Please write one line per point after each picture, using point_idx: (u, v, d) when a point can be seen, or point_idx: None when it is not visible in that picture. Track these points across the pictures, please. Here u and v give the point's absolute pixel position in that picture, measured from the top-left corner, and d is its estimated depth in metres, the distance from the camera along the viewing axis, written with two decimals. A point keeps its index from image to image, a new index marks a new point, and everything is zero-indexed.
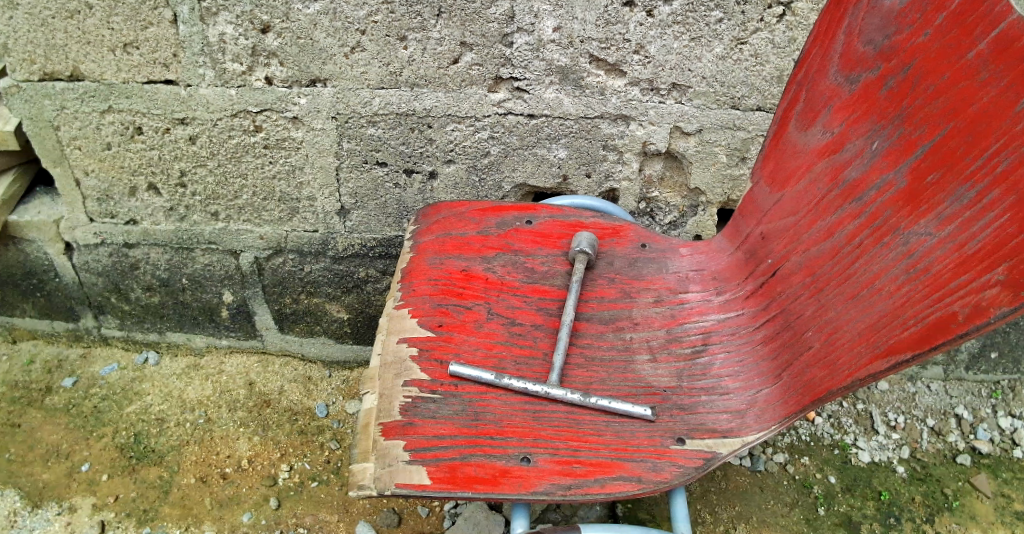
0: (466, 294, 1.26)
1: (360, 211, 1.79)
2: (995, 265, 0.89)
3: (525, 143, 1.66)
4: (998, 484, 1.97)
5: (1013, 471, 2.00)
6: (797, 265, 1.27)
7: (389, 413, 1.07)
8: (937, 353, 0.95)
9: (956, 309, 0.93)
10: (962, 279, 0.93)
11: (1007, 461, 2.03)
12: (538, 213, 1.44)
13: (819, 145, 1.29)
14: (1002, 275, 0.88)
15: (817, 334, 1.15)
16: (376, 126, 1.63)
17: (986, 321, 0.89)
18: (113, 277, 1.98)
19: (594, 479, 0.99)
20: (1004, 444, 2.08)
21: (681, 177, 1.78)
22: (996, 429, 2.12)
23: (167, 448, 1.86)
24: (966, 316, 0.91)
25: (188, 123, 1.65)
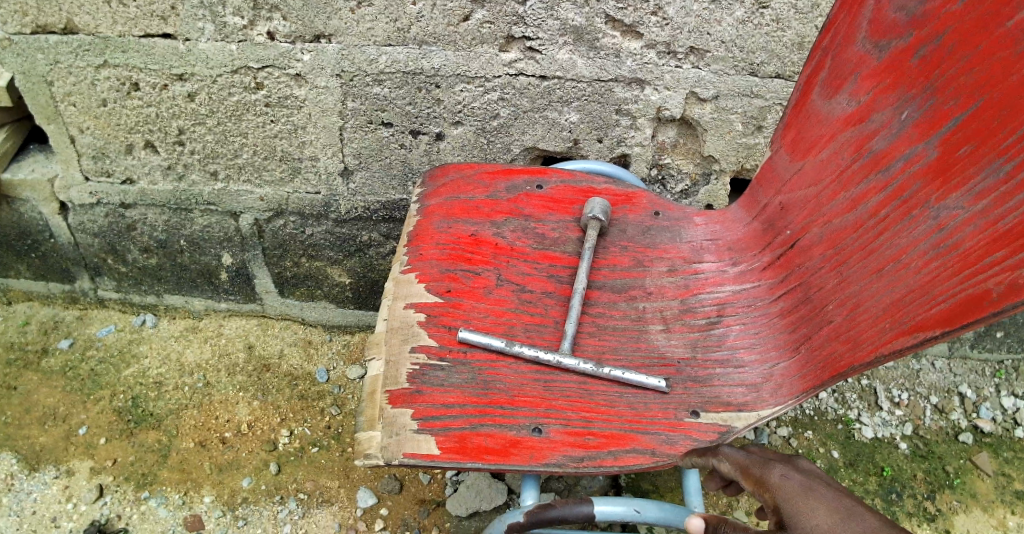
0: (475, 259, 1.22)
1: (363, 173, 1.74)
2: None
3: (536, 106, 1.60)
4: (999, 463, 1.96)
5: (1015, 450, 1.99)
6: (817, 237, 1.23)
7: (396, 381, 1.03)
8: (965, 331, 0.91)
9: (989, 287, 0.88)
10: (995, 256, 0.89)
11: (1009, 440, 2.01)
12: (549, 177, 1.38)
13: (844, 115, 1.23)
14: None
15: (838, 309, 1.12)
16: (381, 85, 1.57)
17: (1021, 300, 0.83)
18: (109, 238, 1.93)
19: (607, 451, 0.97)
20: (1006, 423, 2.06)
21: (695, 144, 1.72)
22: (999, 408, 2.10)
23: (166, 412, 1.84)
24: (1000, 294, 0.86)
25: (187, 79, 1.59)
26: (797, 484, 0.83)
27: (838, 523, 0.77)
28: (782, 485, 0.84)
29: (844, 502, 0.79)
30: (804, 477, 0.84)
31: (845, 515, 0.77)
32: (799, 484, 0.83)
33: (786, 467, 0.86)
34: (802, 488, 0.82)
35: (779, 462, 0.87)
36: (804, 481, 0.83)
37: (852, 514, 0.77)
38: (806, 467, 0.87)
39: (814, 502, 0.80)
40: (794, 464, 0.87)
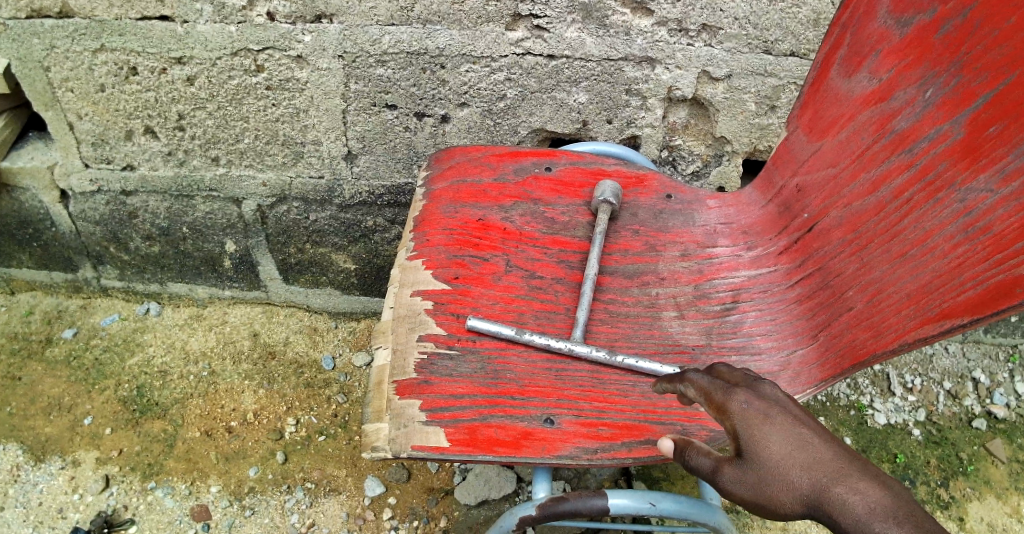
0: (483, 244, 1.18)
1: (367, 156, 1.70)
2: None
3: (543, 86, 1.56)
4: (1013, 449, 1.92)
5: None
6: (836, 220, 1.19)
7: (403, 371, 1.00)
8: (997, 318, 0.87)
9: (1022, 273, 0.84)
10: None
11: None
12: (558, 160, 1.34)
13: (864, 92, 1.18)
14: None
15: (859, 294, 1.08)
16: (385, 66, 1.53)
17: None
18: (111, 226, 1.90)
19: (621, 443, 0.94)
20: (1020, 409, 2.02)
21: (706, 125, 1.68)
22: (1013, 394, 2.06)
23: (171, 401, 1.82)
24: None
25: (186, 63, 1.55)
26: (753, 411, 0.77)
27: (792, 453, 0.71)
28: (740, 413, 0.77)
29: (802, 429, 0.74)
30: (763, 403, 0.77)
31: (799, 444, 0.72)
32: (755, 411, 0.77)
33: (745, 394, 0.79)
34: (759, 415, 0.76)
35: (741, 389, 0.81)
36: (762, 406, 0.77)
37: (808, 442, 0.72)
38: (770, 390, 0.81)
39: (769, 429, 0.74)
40: (756, 389, 0.81)
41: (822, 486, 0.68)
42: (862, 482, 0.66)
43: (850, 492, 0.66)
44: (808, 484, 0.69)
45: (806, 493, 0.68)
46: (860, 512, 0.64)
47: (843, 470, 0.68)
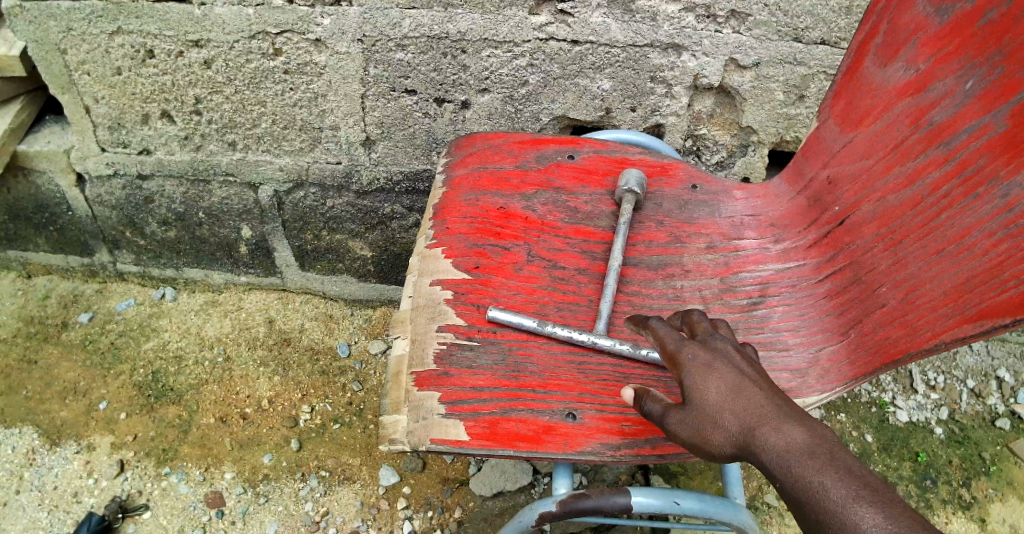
0: (504, 233, 1.15)
1: (386, 142, 1.68)
2: None
3: (566, 72, 1.52)
4: None
5: None
6: (869, 214, 1.14)
7: (422, 362, 0.98)
8: None
9: None
10: None
11: None
12: (581, 147, 1.30)
13: (899, 83, 1.13)
14: None
15: (893, 291, 1.04)
16: (405, 50, 1.49)
17: None
18: (127, 210, 1.89)
19: (645, 439, 0.91)
20: None
21: (732, 114, 1.63)
22: None
23: (186, 387, 1.82)
24: None
25: (203, 46, 1.53)
26: (699, 363, 0.85)
27: (729, 400, 0.79)
28: (688, 363, 0.85)
29: (742, 379, 0.82)
30: (708, 356, 0.85)
31: (736, 393, 0.80)
32: (701, 363, 0.84)
33: (695, 347, 0.87)
34: (703, 367, 0.84)
35: (693, 343, 0.88)
36: (709, 359, 0.85)
37: (743, 391, 0.80)
38: (721, 345, 0.88)
39: (711, 379, 0.82)
40: (708, 344, 0.88)
41: (750, 428, 0.76)
42: (784, 425, 0.75)
43: (774, 434, 0.75)
44: (738, 427, 0.77)
45: (736, 435, 0.77)
46: (779, 449, 0.73)
47: (770, 416, 0.77)
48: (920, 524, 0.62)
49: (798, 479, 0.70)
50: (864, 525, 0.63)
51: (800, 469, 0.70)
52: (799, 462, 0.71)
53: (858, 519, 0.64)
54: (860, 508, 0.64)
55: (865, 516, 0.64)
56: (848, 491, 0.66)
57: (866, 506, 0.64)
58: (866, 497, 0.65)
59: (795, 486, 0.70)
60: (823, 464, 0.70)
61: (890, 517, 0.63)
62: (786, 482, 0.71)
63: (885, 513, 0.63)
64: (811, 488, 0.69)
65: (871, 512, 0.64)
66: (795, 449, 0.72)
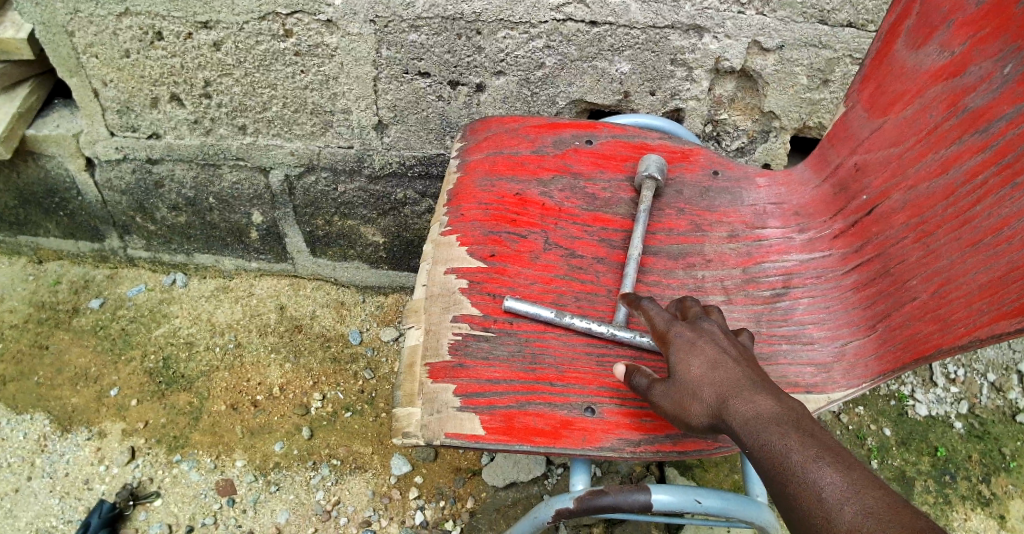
0: (520, 220, 1.12)
1: (399, 126, 1.64)
2: None
3: (584, 55, 1.47)
4: None
5: None
6: (899, 203, 1.08)
7: (436, 353, 0.95)
8: None
9: None
10: None
11: None
12: (599, 132, 1.26)
13: (933, 67, 1.07)
14: None
15: (924, 284, 0.99)
16: (418, 31, 1.46)
17: None
18: (137, 195, 1.88)
19: (666, 435, 0.88)
20: None
21: (754, 99, 1.58)
22: None
23: (197, 373, 1.81)
24: None
25: (212, 27, 1.50)
26: (684, 341, 0.88)
27: (708, 375, 0.83)
28: (675, 341, 0.89)
29: (723, 356, 0.86)
30: (693, 334, 0.89)
31: (714, 367, 0.84)
32: (685, 341, 0.88)
33: (681, 327, 0.91)
34: (686, 345, 0.88)
35: (681, 323, 0.92)
36: (693, 337, 0.89)
37: (723, 367, 0.84)
38: (707, 326, 0.91)
39: (692, 355, 0.86)
40: (695, 324, 0.92)
41: (726, 400, 0.80)
42: (757, 396, 0.79)
43: (746, 405, 0.78)
44: (715, 399, 0.81)
45: (712, 405, 0.81)
46: (750, 418, 0.77)
47: (747, 389, 0.80)
48: (873, 484, 0.66)
49: (765, 444, 0.73)
50: (823, 484, 0.67)
51: (767, 435, 0.74)
52: (767, 429, 0.75)
53: (819, 479, 0.68)
54: (821, 470, 0.68)
55: (825, 476, 0.68)
56: (810, 454, 0.70)
57: (827, 467, 0.68)
58: (826, 460, 0.69)
59: (761, 450, 0.74)
60: (789, 430, 0.74)
61: (847, 477, 0.67)
62: (752, 447, 0.75)
63: (843, 473, 0.67)
64: (776, 451, 0.72)
65: (832, 473, 0.68)
66: (766, 417, 0.76)
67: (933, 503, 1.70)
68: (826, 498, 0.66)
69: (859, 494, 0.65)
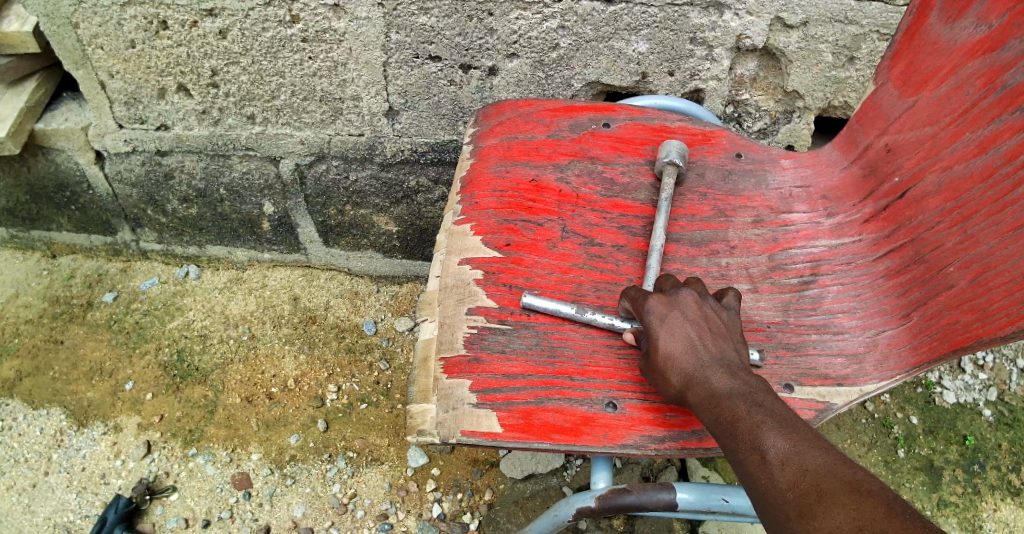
0: (537, 208, 1.08)
1: (410, 112, 1.61)
2: None
3: (600, 34, 1.42)
4: None
5: None
6: (933, 186, 1.03)
7: (451, 347, 0.92)
8: None
9: None
10: None
11: None
12: (617, 115, 1.21)
13: (969, 41, 1.01)
14: None
15: (961, 272, 0.94)
16: (428, 14, 1.41)
17: None
18: (147, 188, 1.86)
19: (691, 431, 0.85)
20: None
21: (777, 78, 1.52)
22: None
23: (211, 367, 1.80)
24: None
25: (218, 15, 1.46)
26: (655, 317, 0.87)
27: (675, 352, 0.83)
28: (648, 317, 0.88)
29: (692, 334, 0.85)
30: (663, 310, 0.87)
31: (682, 344, 0.84)
32: (656, 319, 0.87)
33: (654, 301, 0.89)
34: (657, 323, 0.87)
35: (655, 295, 0.90)
36: (664, 312, 0.87)
37: (691, 345, 0.84)
38: (682, 296, 0.89)
39: (661, 333, 0.86)
40: (669, 296, 0.90)
41: (690, 378, 0.81)
42: (713, 375, 0.80)
43: (705, 383, 0.80)
44: (680, 377, 0.82)
45: (676, 384, 0.82)
46: (707, 396, 0.79)
47: (710, 368, 0.81)
48: (813, 443, 0.70)
49: (717, 417, 0.76)
50: (767, 447, 0.71)
51: (721, 410, 0.76)
52: (720, 404, 0.77)
53: (762, 444, 0.71)
54: (765, 435, 0.72)
55: (769, 440, 0.71)
56: (755, 421, 0.73)
57: (771, 433, 0.72)
58: (770, 425, 0.72)
59: (714, 423, 0.76)
60: (739, 403, 0.76)
61: (790, 440, 0.71)
62: (707, 420, 0.77)
63: (787, 437, 0.71)
64: (726, 422, 0.75)
65: (776, 438, 0.71)
66: (722, 394, 0.78)
67: (961, 493, 1.64)
68: (769, 459, 0.70)
69: (800, 454, 0.69)
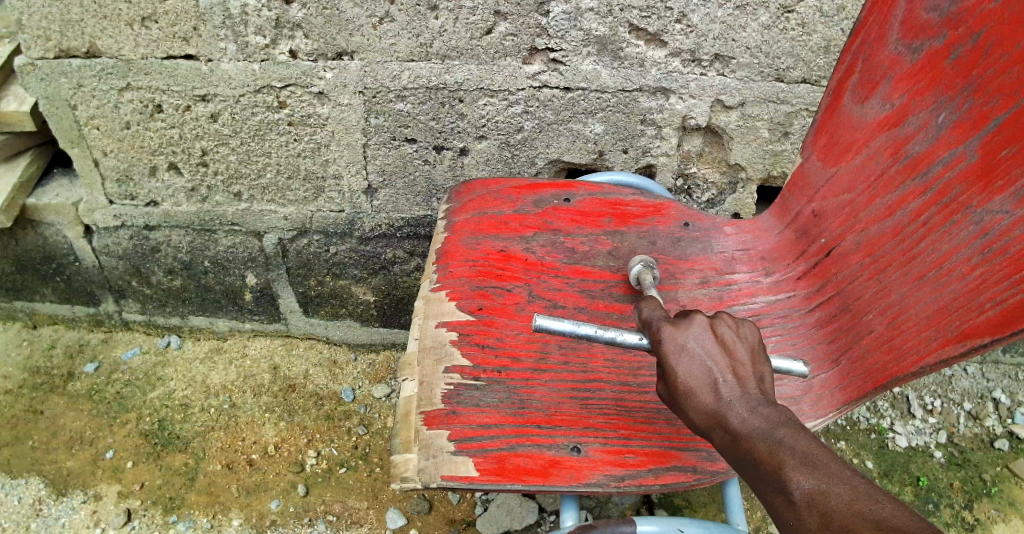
0: (505, 275, 1.19)
1: (388, 190, 1.73)
2: None
3: (561, 118, 1.58)
4: None
5: None
6: (854, 244, 1.17)
7: (430, 402, 1.00)
8: (1017, 338, 0.87)
9: None
10: None
11: None
12: (576, 191, 1.35)
13: (878, 118, 1.16)
14: None
15: (879, 317, 1.07)
16: (405, 101, 1.56)
17: None
18: (134, 260, 1.93)
19: (648, 469, 0.94)
20: None
21: (721, 153, 1.69)
22: None
23: (192, 434, 1.83)
24: None
25: (210, 100, 1.59)
26: (671, 347, 0.87)
27: (695, 385, 0.83)
28: (665, 348, 0.88)
29: (711, 367, 0.84)
30: (679, 341, 0.87)
31: (700, 375, 0.84)
32: (672, 349, 0.87)
33: (669, 331, 0.89)
34: (673, 354, 0.86)
35: (669, 325, 0.90)
36: (683, 342, 0.87)
37: (710, 379, 0.83)
38: (695, 323, 0.89)
39: (678, 364, 0.85)
40: (683, 324, 0.89)
41: (711, 416, 0.81)
42: (733, 408, 0.80)
43: (727, 420, 0.80)
44: (700, 415, 0.82)
45: (700, 417, 0.82)
46: (730, 433, 0.79)
47: (731, 406, 0.81)
48: (837, 479, 0.68)
49: (743, 458, 0.77)
50: (790, 488, 0.70)
51: (744, 452, 0.76)
52: (742, 442, 0.77)
53: (786, 485, 0.71)
54: (788, 476, 0.71)
55: (791, 481, 0.70)
56: (777, 461, 0.73)
57: (794, 473, 0.71)
58: (792, 465, 0.71)
59: (741, 464, 0.77)
60: (758, 442, 0.76)
61: (813, 477, 0.69)
62: (737, 461, 0.78)
63: (809, 474, 0.70)
64: (751, 464, 0.76)
65: (800, 477, 0.70)
66: (742, 433, 0.77)
67: None
68: (795, 501, 0.69)
69: (824, 493, 0.67)
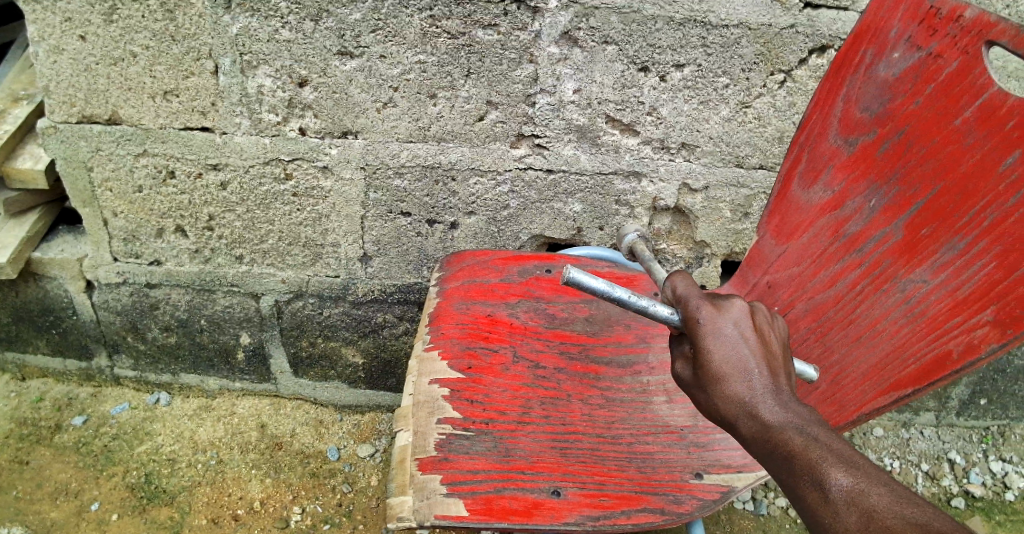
0: (492, 337, 1.31)
1: (382, 258, 1.86)
2: (985, 308, 1.03)
3: (543, 197, 1.75)
4: (992, 526, 1.95)
5: (1006, 514, 1.99)
6: (802, 312, 1.29)
7: (424, 449, 1.09)
8: (935, 386, 1.10)
9: (952, 347, 1.07)
10: (956, 319, 1.07)
11: (1001, 504, 2.01)
12: (558, 262, 1.49)
13: (821, 202, 1.26)
14: (990, 316, 1.03)
15: (823, 376, 1.24)
16: (402, 177, 1.71)
17: (979, 357, 1.04)
18: (131, 316, 2.00)
19: (621, 510, 1.03)
20: (996, 487, 2.06)
21: (688, 231, 1.85)
22: (988, 473, 2.10)
23: (178, 488, 1.85)
24: (960, 354, 1.06)
25: (221, 169, 1.72)
26: (708, 326, 0.93)
27: (727, 368, 0.90)
28: (703, 327, 0.93)
29: (746, 352, 0.91)
30: (716, 322, 0.93)
31: (732, 360, 0.91)
32: (708, 329, 0.93)
33: (706, 310, 0.95)
34: (710, 334, 0.92)
35: (706, 305, 0.95)
36: (721, 324, 0.93)
37: (742, 365, 0.90)
38: (732, 306, 0.95)
39: (714, 345, 0.92)
40: (719, 306, 0.95)
41: (741, 403, 0.88)
42: (763, 400, 0.88)
43: (758, 411, 0.87)
44: (732, 402, 0.89)
45: (730, 404, 0.89)
46: (762, 425, 0.86)
47: (761, 397, 0.88)
48: (875, 482, 0.76)
49: (772, 450, 0.84)
50: (829, 484, 0.78)
51: (777, 443, 0.84)
52: (774, 435, 0.84)
53: (823, 481, 0.78)
54: (827, 472, 0.78)
55: (831, 478, 0.78)
56: (812, 457, 0.80)
57: (835, 470, 0.78)
58: (832, 462, 0.79)
59: (771, 455, 0.84)
60: (794, 435, 0.83)
61: (853, 476, 0.77)
62: (765, 452, 0.85)
63: (849, 473, 0.78)
64: (782, 454, 0.83)
65: (840, 475, 0.78)
66: (775, 426, 0.85)
67: None
68: (832, 497, 0.77)
69: (863, 492, 0.76)
